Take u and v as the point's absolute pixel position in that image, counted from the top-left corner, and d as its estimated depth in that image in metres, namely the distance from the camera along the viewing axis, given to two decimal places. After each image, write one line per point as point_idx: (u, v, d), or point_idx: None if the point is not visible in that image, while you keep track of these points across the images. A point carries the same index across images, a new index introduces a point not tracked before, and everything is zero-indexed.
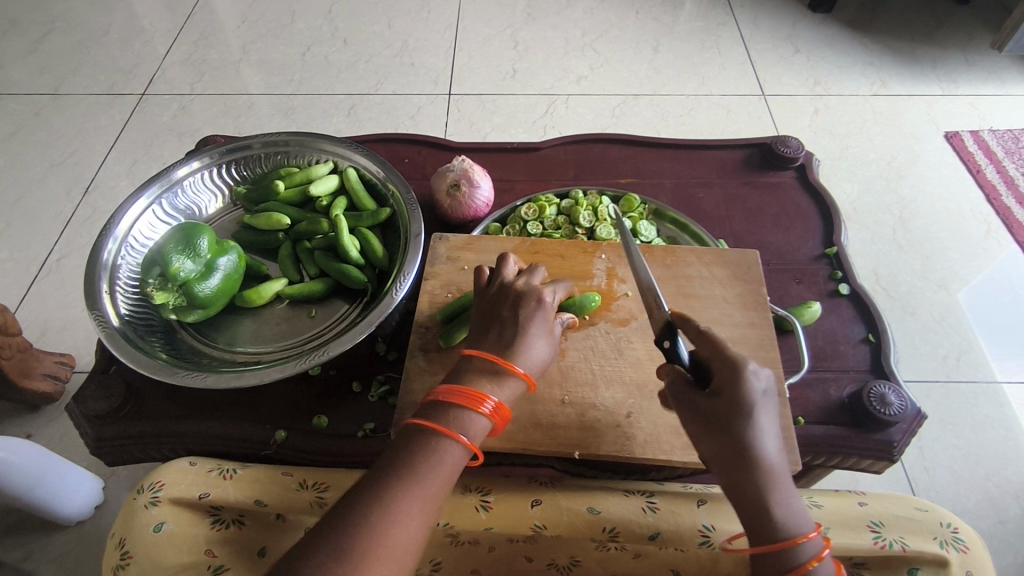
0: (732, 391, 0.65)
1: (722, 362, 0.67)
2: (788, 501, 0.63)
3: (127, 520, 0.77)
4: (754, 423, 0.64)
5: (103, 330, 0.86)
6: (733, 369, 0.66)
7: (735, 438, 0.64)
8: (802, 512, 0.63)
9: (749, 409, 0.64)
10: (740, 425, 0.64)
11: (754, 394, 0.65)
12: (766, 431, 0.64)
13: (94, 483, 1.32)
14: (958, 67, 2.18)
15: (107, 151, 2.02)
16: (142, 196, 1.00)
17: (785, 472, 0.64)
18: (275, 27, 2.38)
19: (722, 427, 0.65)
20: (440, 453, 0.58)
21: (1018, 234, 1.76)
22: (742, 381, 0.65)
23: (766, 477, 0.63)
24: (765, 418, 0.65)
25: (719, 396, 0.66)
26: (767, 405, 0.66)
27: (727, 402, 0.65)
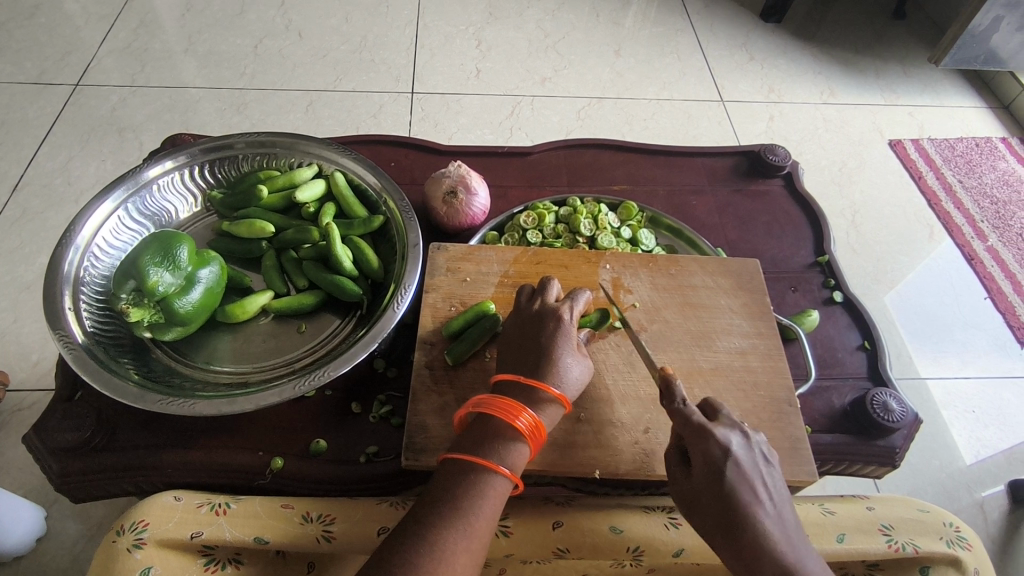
0: (708, 468, 0.66)
1: (692, 437, 0.67)
2: (796, 566, 0.64)
3: (106, 566, 0.69)
4: (736, 502, 0.65)
5: (67, 349, 0.77)
6: (704, 445, 0.66)
7: (719, 519, 0.65)
8: (811, 573, 0.64)
9: (728, 487, 0.65)
10: (723, 505, 0.65)
11: (729, 468, 0.65)
12: (749, 504, 0.65)
13: (36, 514, 1.18)
14: (899, 78, 2.30)
15: (37, 146, 1.84)
16: (107, 199, 0.91)
17: (781, 538, 0.65)
18: (224, 18, 2.25)
19: (706, 511, 0.66)
20: (485, 484, 0.65)
21: (958, 236, 1.86)
22: (714, 457, 0.66)
23: (763, 550, 0.64)
24: (746, 493, 0.65)
25: (697, 475, 0.67)
26: (747, 472, 0.66)
27: (707, 483, 0.66)
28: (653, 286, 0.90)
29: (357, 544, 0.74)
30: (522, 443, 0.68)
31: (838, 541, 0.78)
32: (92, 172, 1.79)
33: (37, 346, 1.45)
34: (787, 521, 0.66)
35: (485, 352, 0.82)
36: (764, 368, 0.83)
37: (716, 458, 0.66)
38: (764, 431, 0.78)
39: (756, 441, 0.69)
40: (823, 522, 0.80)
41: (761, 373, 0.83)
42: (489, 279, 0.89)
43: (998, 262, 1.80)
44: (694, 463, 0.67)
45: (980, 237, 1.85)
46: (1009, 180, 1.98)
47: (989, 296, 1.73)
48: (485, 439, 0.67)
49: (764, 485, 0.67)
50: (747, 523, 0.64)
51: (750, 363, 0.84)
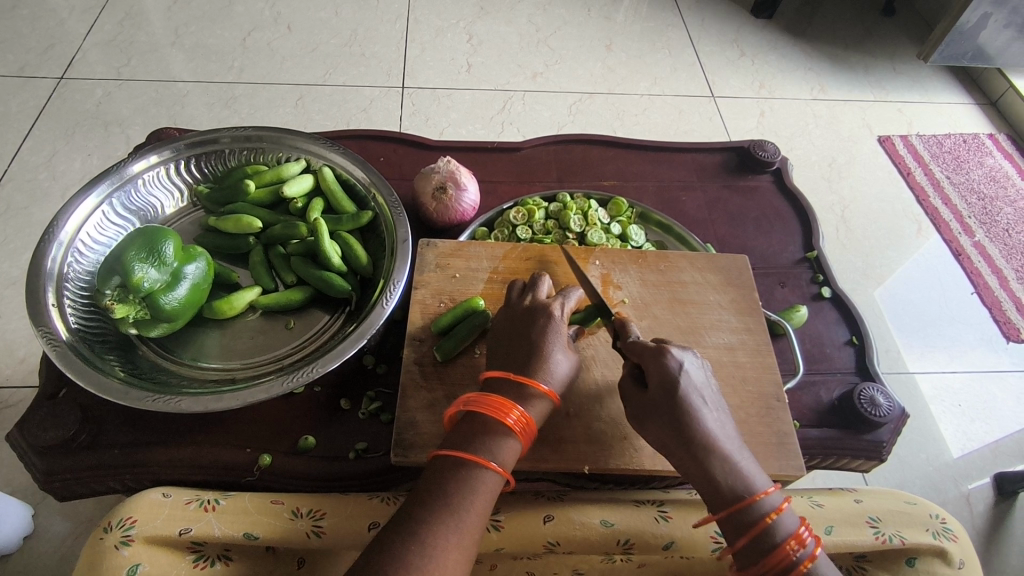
0: (662, 379, 0.68)
1: (648, 355, 0.70)
2: (744, 471, 0.66)
3: (93, 564, 0.68)
4: (688, 407, 0.66)
5: (51, 346, 0.76)
6: (658, 360, 0.68)
7: (674, 426, 0.66)
8: (758, 478, 0.66)
9: (681, 395, 0.67)
10: (675, 411, 0.66)
11: (681, 378, 0.67)
12: (700, 411, 0.67)
13: (24, 512, 1.17)
14: (888, 74, 2.31)
15: (21, 140, 1.82)
16: (91, 194, 0.90)
17: (729, 445, 0.67)
18: (211, 10, 2.22)
19: (660, 421, 0.67)
20: (476, 481, 0.65)
21: (946, 232, 1.88)
22: (668, 370, 0.68)
23: (713, 453, 0.66)
24: (697, 401, 0.67)
25: (652, 388, 0.68)
26: (697, 385, 0.68)
27: (661, 393, 0.67)
28: (642, 282, 0.90)
29: (349, 539, 0.73)
30: (513, 439, 0.68)
31: (827, 533, 0.79)
32: (78, 167, 1.77)
33: (23, 343, 1.43)
34: (735, 435, 0.68)
35: (474, 349, 0.82)
36: (752, 364, 0.84)
37: (670, 371, 0.68)
38: (753, 426, 0.79)
39: (700, 362, 0.72)
40: (811, 514, 0.81)
41: (749, 368, 0.84)
42: (478, 275, 0.89)
43: (985, 257, 1.81)
44: (648, 378, 0.69)
45: (967, 232, 1.87)
46: (996, 176, 2.00)
47: (976, 291, 1.75)
48: (475, 436, 0.67)
49: (712, 399, 0.69)
50: (698, 427, 0.66)
51: (738, 359, 0.84)
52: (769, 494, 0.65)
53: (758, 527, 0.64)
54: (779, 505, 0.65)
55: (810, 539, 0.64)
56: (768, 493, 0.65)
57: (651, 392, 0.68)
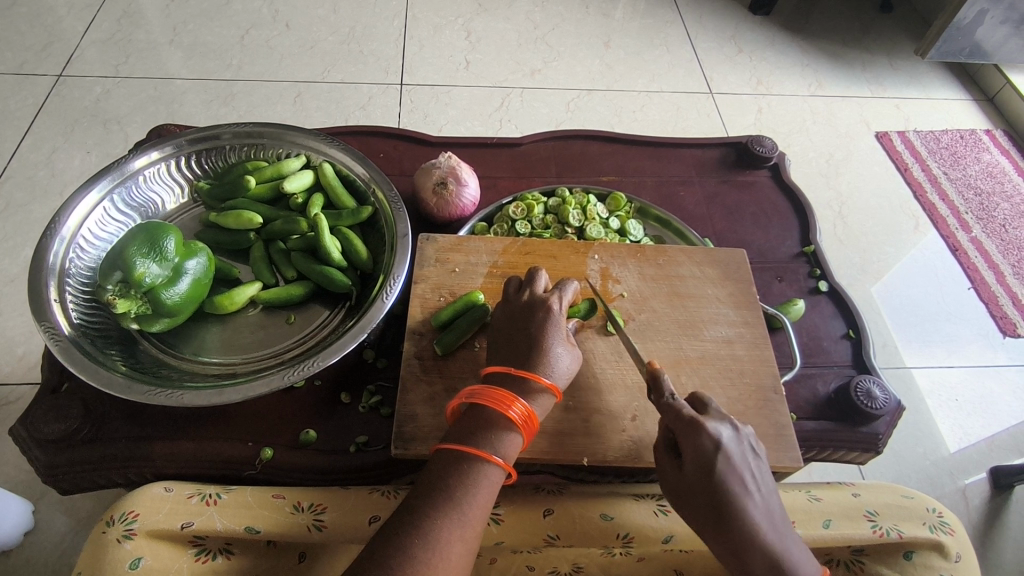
0: (700, 464, 0.66)
1: (684, 432, 0.68)
2: (784, 549, 0.66)
3: (96, 557, 0.69)
4: (728, 496, 0.66)
5: (53, 341, 0.76)
6: (697, 442, 0.67)
7: (712, 517, 0.66)
8: (799, 558, 0.67)
9: (721, 485, 0.66)
10: (715, 502, 0.66)
11: (721, 463, 0.66)
12: (741, 499, 0.66)
13: (25, 507, 1.17)
14: (886, 70, 2.31)
15: (20, 138, 1.82)
16: (92, 190, 0.90)
17: (770, 530, 0.66)
18: (209, 8, 2.22)
19: (700, 508, 0.67)
20: (480, 475, 0.65)
21: (943, 227, 1.88)
22: (707, 452, 0.66)
23: (754, 545, 0.66)
24: (737, 487, 0.66)
25: (689, 471, 0.67)
26: (736, 465, 0.67)
27: (699, 480, 0.67)
28: (641, 276, 0.91)
29: (348, 533, 0.74)
30: (515, 432, 0.68)
31: (825, 527, 0.80)
32: (76, 164, 1.77)
33: (23, 340, 1.43)
34: (774, 508, 0.68)
35: (474, 342, 0.82)
36: (750, 357, 0.85)
37: (708, 454, 0.66)
38: (750, 418, 0.79)
39: (743, 432, 0.70)
40: (809, 508, 0.81)
41: (747, 361, 0.84)
42: (478, 269, 0.89)
43: (982, 253, 1.82)
44: (686, 458, 0.68)
45: (965, 228, 1.88)
46: (993, 172, 2.01)
47: (973, 286, 1.76)
48: (478, 429, 0.68)
49: (754, 475, 0.68)
50: (740, 519, 0.66)
51: (736, 352, 0.85)
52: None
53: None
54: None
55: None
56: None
57: (688, 477, 0.68)
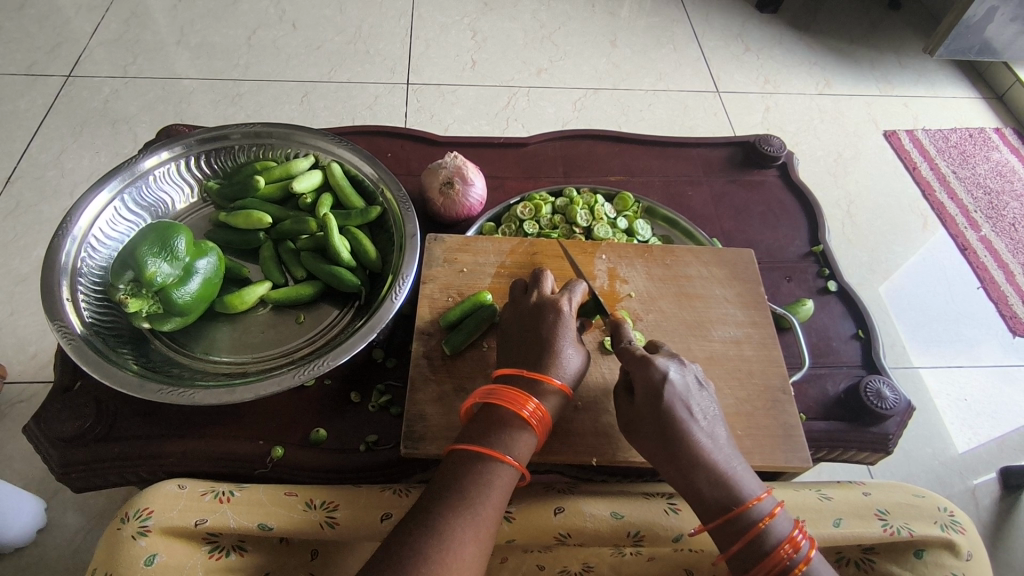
0: (649, 391, 0.69)
1: (634, 366, 0.70)
2: (733, 472, 0.67)
3: (111, 554, 0.70)
4: (674, 419, 0.67)
5: (66, 339, 0.77)
6: (644, 372, 0.69)
7: (659, 440, 0.68)
8: (749, 483, 0.67)
9: (665, 406, 0.68)
10: (662, 426, 0.68)
11: (667, 388, 0.68)
12: (687, 422, 0.67)
13: (38, 506, 1.19)
14: (893, 68, 2.30)
15: (30, 138, 1.83)
16: (104, 189, 0.91)
17: (720, 455, 0.67)
18: (216, 8, 2.23)
19: (648, 434, 0.69)
20: (493, 475, 0.66)
21: (951, 226, 1.87)
22: (654, 379, 0.68)
23: (700, 466, 0.67)
24: (683, 411, 0.68)
25: (640, 398, 0.69)
26: (683, 393, 0.69)
27: (647, 406, 0.69)
28: (649, 276, 0.91)
29: (361, 530, 0.74)
30: (528, 432, 0.69)
31: (835, 526, 0.80)
32: (86, 165, 1.78)
33: (34, 340, 1.45)
34: (723, 439, 0.69)
35: (483, 341, 0.83)
36: (758, 357, 0.84)
37: (656, 382, 0.68)
38: (759, 418, 0.79)
39: (692, 368, 0.72)
40: (820, 507, 0.81)
41: (755, 361, 0.84)
42: (486, 269, 0.89)
43: (991, 252, 1.81)
44: (636, 389, 0.70)
45: (973, 227, 1.87)
46: (1002, 170, 1.99)
47: (982, 285, 1.75)
48: (492, 429, 0.68)
49: (701, 405, 0.70)
50: (687, 439, 0.67)
51: (744, 352, 0.85)
52: (760, 499, 0.66)
53: (748, 531, 0.65)
54: (770, 510, 0.66)
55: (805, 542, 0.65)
56: (759, 498, 0.66)
57: (638, 406, 0.70)
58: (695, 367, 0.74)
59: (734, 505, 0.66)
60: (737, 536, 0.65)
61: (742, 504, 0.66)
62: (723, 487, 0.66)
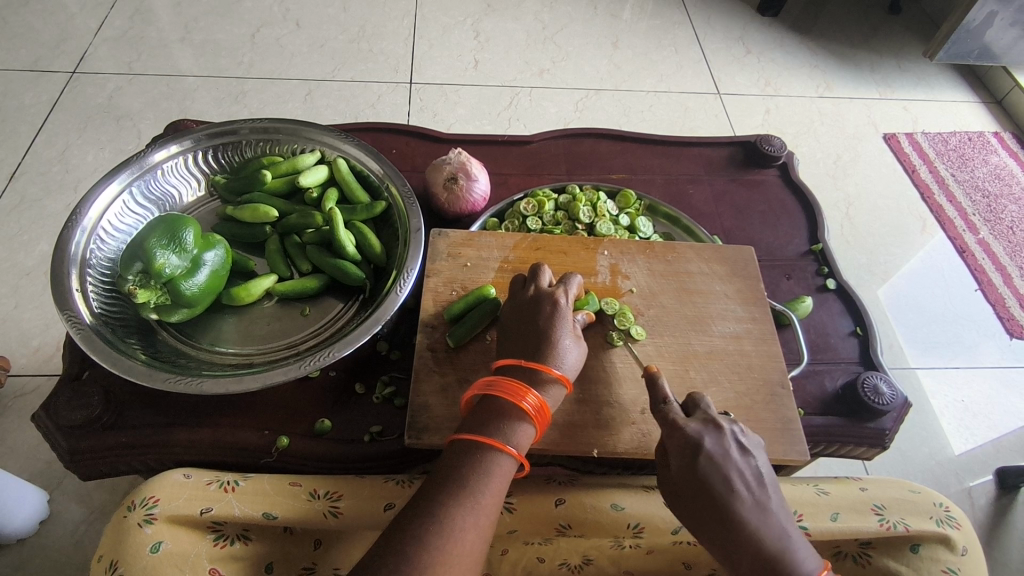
0: (684, 462, 0.69)
1: (671, 435, 0.71)
2: (780, 544, 0.66)
3: (118, 540, 0.71)
4: (713, 493, 0.67)
5: (75, 329, 0.78)
6: (680, 442, 0.70)
7: (696, 514, 0.68)
8: (797, 557, 0.66)
9: (702, 479, 0.68)
10: (699, 500, 0.68)
11: (703, 459, 0.68)
12: (727, 496, 0.67)
13: (40, 497, 1.20)
14: (893, 71, 2.32)
15: (34, 133, 1.84)
16: (113, 182, 0.92)
17: (767, 527, 0.67)
18: (221, 6, 2.24)
19: (686, 506, 0.69)
20: (492, 464, 0.67)
21: (950, 229, 1.89)
22: (688, 451, 0.69)
23: (740, 541, 0.66)
24: (722, 484, 0.68)
25: (676, 470, 0.70)
26: (723, 464, 0.69)
27: (684, 479, 0.69)
28: (650, 272, 0.92)
29: (364, 519, 0.76)
30: (527, 423, 0.70)
31: (832, 520, 0.81)
32: (90, 160, 1.79)
33: (37, 333, 1.46)
34: (770, 509, 0.68)
35: (485, 334, 0.84)
36: (757, 352, 0.86)
37: (691, 453, 0.69)
38: (757, 412, 0.81)
39: (733, 430, 0.72)
40: (817, 502, 0.82)
41: (754, 356, 0.85)
42: (489, 264, 0.90)
43: (989, 255, 1.82)
44: (672, 460, 0.70)
45: (972, 230, 1.88)
46: (1000, 174, 2.01)
47: (979, 288, 1.76)
48: (492, 420, 0.69)
49: (744, 475, 0.69)
50: (728, 516, 0.67)
51: (744, 347, 0.86)
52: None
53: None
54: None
55: None
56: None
57: (676, 479, 0.70)
58: (740, 429, 0.73)
59: None
60: None
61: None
62: (766, 562, 0.65)
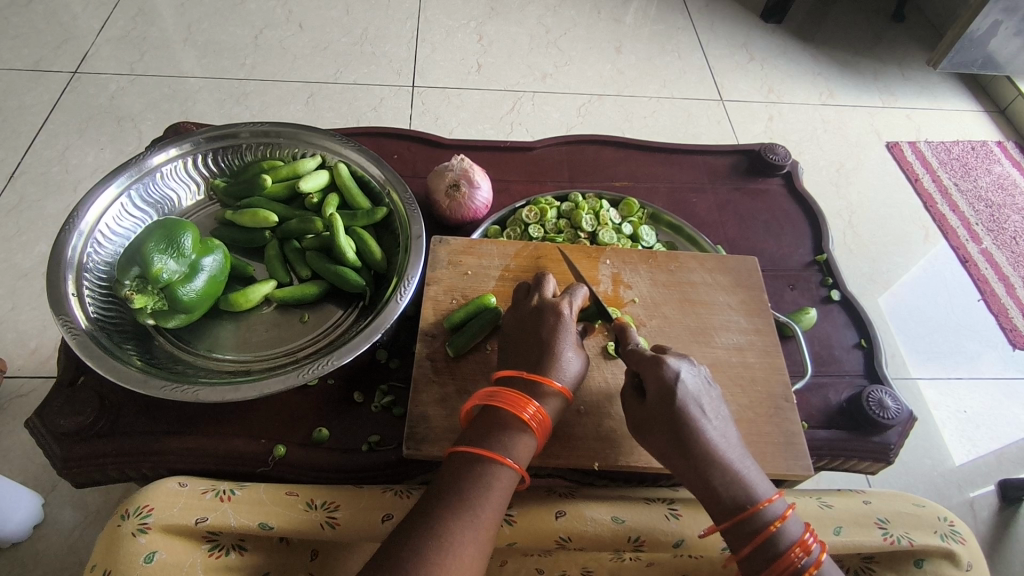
0: (661, 389, 0.68)
1: (646, 365, 0.70)
2: (746, 472, 0.67)
3: (111, 549, 0.70)
4: (687, 418, 0.67)
5: (71, 334, 0.77)
6: (656, 370, 0.69)
7: (671, 438, 0.67)
8: (762, 485, 0.66)
9: (678, 405, 0.67)
10: (675, 423, 0.67)
11: (679, 386, 0.68)
12: (699, 421, 0.67)
13: (34, 501, 1.18)
14: (897, 80, 2.31)
15: (35, 133, 1.83)
16: (111, 184, 0.91)
17: (733, 454, 0.67)
18: (224, 7, 2.24)
19: (660, 432, 0.68)
20: (492, 477, 0.66)
21: (953, 239, 1.88)
22: (666, 378, 0.68)
23: (715, 465, 0.66)
24: (695, 410, 0.67)
25: (651, 397, 0.69)
26: (695, 393, 0.69)
27: (659, 406, 0.68)
28: (653, 282, 0.91)
29: (360, 531, 0.74)
30: (528, 435, 0.69)
31: (835, 534, 0.79)
32: (90, 161, 1.79)
33: (34, 334, 1.45)
34: (735, 441, 0.69)
35: (486, 344, 0.83)
36: (761, 364, 0.85)
37: (667, 380, 0.68)
38: (760, 425, 0.80)
39: (700, 369, 0.73)
40: (820, 515, 0.81)
41: (758, 368, 0.84)
42: (490, 272, 0.89)
43: (992, 265, 1.81)
44: (648, 389, 0.69)
45: (975, 239, 1.87)
46: (1004, 183, 2.00)
47: (983, 298, 1.75)
48: (492, 432, 0.68)
49: (712, 406, 0.70)
50: (700, 439, 0.66)
51: (747, 359, 0.85)
52: (773, 501, 0.66)
53: (763, 531, 0.64)
54: (782, 513, 0.65)
55: (816, 546, 0.65)
56: (774, 500, 0.66)
57: (650, 405, 0.69)
58: (704, 369, 0.74)
59: (748, 506, 0.65)
60: (753, 537, 0.65)
61: (758, 504, 0.65)
62: (737, 485, 0.66)
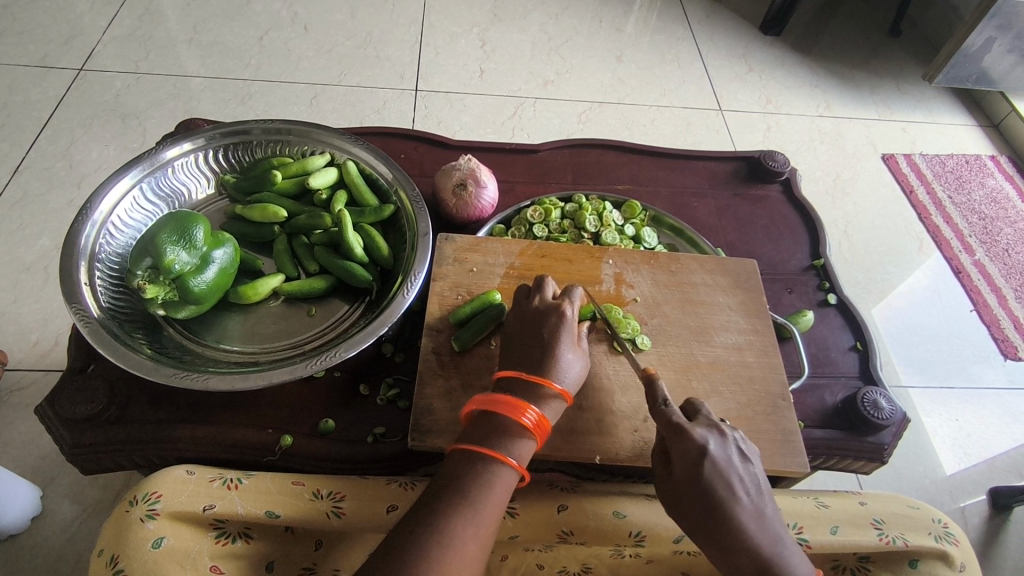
0: (687, 466, 0.68)
1: (672, 437, 0.69)
2: (776, 549, 0.66)
3: (120, 534, 0.70)
4: (717, 498, 0.67)
5: (83, 322, 0.78)
6: (683, 444, 0.68)
7: (699, 518, 0.67)
8: (791, 561, 0.67)
9: (708, 484, 0.67)
10: (704, 505, 0.67)
11: (708, 465, 0.67)
12: (730, 501, 0.67)
13: (32, 493, 1.19)
14: (893, 93, 2.35)
15: (39, 128, 1.84)
16: (125, 176, 0.93)
17: (765, 532, 0.67)
18: (229, 8, 2.26)
19: (688, 508, 0.68)
20: (492, 480, 0.67)
21: (946, 250, 1.91)
22: (693, 455, 0.68)
23: (743, 547, 0.66)
24: (723, 488, 0.67)
25: (678, 470, 0.69)
26: (725, 467, 0.68)
27: (687, 481, 0.68)
28: (654, 281, 0.93)
29: (366, 521, 0.75)
30: (527, 438, 0.70)
31: (832, 533, 0.81)
32: (94, 157, 1.80)
33: (36, 327, 1.45)
34: (767, 515, 0.68)
35: (489, 340, 0.84)
36: (759, 364, 0.86)
37: (694, 458, 0.68)
38: (759, 423, 0.81)
39: (733, 437, 0.71)
40: (817, 514, 0.83)
41: (756, 367, 0.86)
42: (495, 270, 0.91)
43: (985, 276, 1.84)
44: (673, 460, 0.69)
45: (968, 251, 1.90)
46: (997, 197, 2.03)
47: (975, 309, 1.78)
48: (493, 435, 0.70)
49: (745, 479, 0.69)
50: (729, 519, 0.66)
51: (746, 359, 0.87)
52: None
53: None
54: None
55: None
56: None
57: (678, 480, 0.69)
58: (736, 433, 0.73)
59: None
60: None
61: None
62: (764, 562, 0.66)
